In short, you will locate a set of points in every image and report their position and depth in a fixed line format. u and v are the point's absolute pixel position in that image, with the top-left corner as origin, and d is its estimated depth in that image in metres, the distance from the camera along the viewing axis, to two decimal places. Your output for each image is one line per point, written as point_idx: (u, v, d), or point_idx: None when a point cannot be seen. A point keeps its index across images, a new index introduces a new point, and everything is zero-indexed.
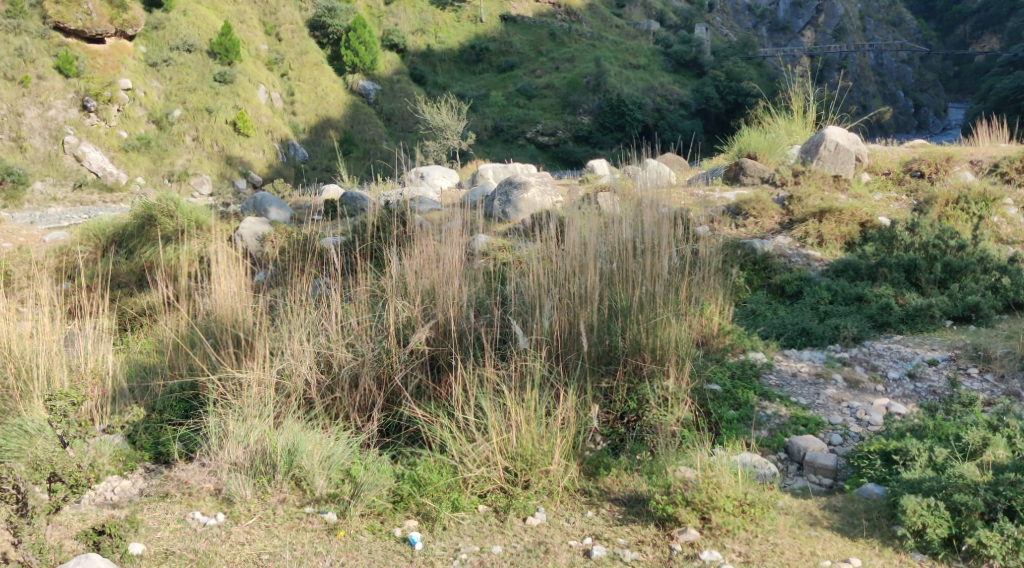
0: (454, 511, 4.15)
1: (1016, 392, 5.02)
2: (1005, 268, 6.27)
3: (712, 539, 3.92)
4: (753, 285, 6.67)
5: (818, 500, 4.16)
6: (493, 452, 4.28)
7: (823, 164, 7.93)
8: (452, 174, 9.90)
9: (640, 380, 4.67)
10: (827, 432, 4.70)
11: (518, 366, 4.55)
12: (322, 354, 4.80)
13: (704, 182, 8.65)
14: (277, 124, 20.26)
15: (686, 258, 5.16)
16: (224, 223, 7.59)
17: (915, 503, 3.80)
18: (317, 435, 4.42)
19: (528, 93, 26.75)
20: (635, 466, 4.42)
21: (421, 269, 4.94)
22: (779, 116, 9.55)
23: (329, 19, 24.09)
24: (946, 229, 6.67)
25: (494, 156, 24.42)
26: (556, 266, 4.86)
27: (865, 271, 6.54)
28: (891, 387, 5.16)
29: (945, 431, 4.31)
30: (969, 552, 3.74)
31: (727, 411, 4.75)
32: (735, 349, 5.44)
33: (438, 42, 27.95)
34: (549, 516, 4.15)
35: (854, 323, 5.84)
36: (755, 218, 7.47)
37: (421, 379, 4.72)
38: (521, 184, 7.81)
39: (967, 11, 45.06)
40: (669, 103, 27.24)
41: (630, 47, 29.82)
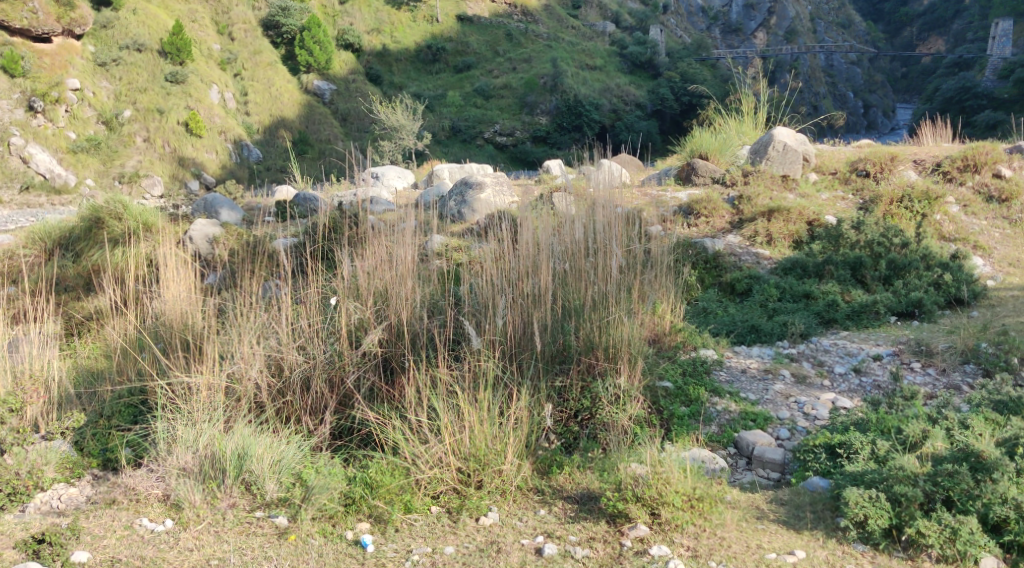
0: (406, 513, 4.16)
1: (956, 384, 5.15)
2: (947, 265, 6.42)
3: (661, 535, 3.97)
4: (705, 283, 6.74)
5: (764, 494, 4.23)
6: (446, 453, 4.29)
7: (771, 164, 8.05)
8: (407, 174, 9.88)
9: (593, 378, 4.71)
10: (776, 427, 4.78)
11: (471, 366, 4.56)
12: (273, 357, 4.75)
13: (657, 183, 8.74)
14: (230, 125, 20.04)
15: (637, 257, 5.20)
16: (174, 226, 7.51)
17: (856, 495, 3.87)
18: (267, 439, 4.38)
19: (485, 93, 26.82)
20: (588, 464, 4.45)
21: (373, 270, 4.92)
22: (730, 116, 9.69)
23: (283, 19, 23.88)
24: (890, 227, 6.78)
25: (450, 157, 24.39)
26: (509, 266, 4.86)
27: (812, 268, 6.65)
28: (836, 382, 5.26)
29: (887, 424, 4.41)
30: (908, 541, 3.82)
31: (677, 408, 4.81)
32: (686, 346, 5.49)
33: (394, 41, 27.76)
34: (502, 516, 4.17)
35: (801, 319, 5.96)
36: (706, 217, 7.55)
37: (374, 381, 4.70)
38: (476, 183, 7.81)
39: (914, 13, 46.11)
40: (625, 104, 27.49)
41: (586, 47, 29.99)
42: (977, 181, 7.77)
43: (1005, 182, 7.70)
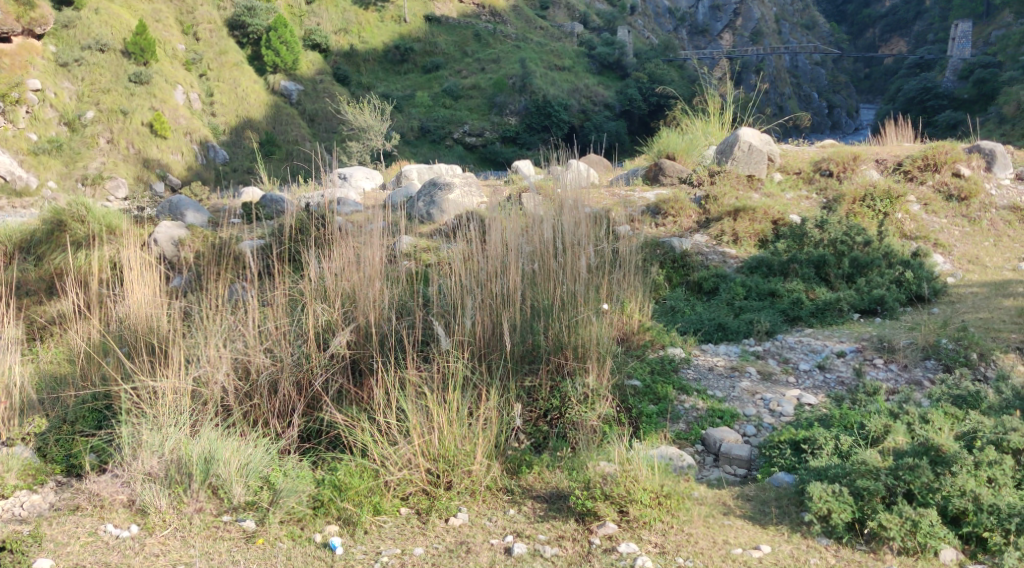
0: (376, 515, 4.15)
1: (917, 380, 5.24)
2: (908, 263, 6.51)
3: (629, 532, 4.00)
4: (673, 282, 6.78)
5: (731, 490, 4.28)
6: (415, 454, 4.29)
7: (737, 165, 8.12)
8: (375, 175, 9.86)
9: (563, 377, 4.73)
10: (742, 424, 4.83)
11: (440, 367, 4.55)
12: (239, 361, 4.72)
13: (625, 183, 8.79)
14: (196, 126, 19.89)
15: (605, 258, 5.23)
16: (138, 229, 7.45)
17: (820, 489, 3.92)
18: (234, 442, 4.35)
19: (454, 94, 26.79)
20: (557, 463, 4.47)
21: (341, 272, 4.90)
22: (697, 117, 9.76)
23: (249, 19, 23.70)
24: (854, 225, 6.86)
25: (420, 157, 24.36)
26: (478, 266, 4.86)
27: (777, 267, 6.74)
28: (801, 378, 5.33)
29: (850, 420, 4.48)
30: (871, 535, 3.87)
31: (646, 406, 4.85)
32: (655, 345, 5.53)
33: (362, 41, 27.56)
34: (471, 516, 4.18)
35: (767, 317, 6.03)
36: (673, 217, 7.60)
37: (342, 383, 4.67)
38: (445, 184, 7.80)
39: (877, 15, 46.73)
40: (594, 104, 27.60)
41: (555, 48, 30.07)
42: (937, 181, 7.84)
43: (964, 180, 7.76)
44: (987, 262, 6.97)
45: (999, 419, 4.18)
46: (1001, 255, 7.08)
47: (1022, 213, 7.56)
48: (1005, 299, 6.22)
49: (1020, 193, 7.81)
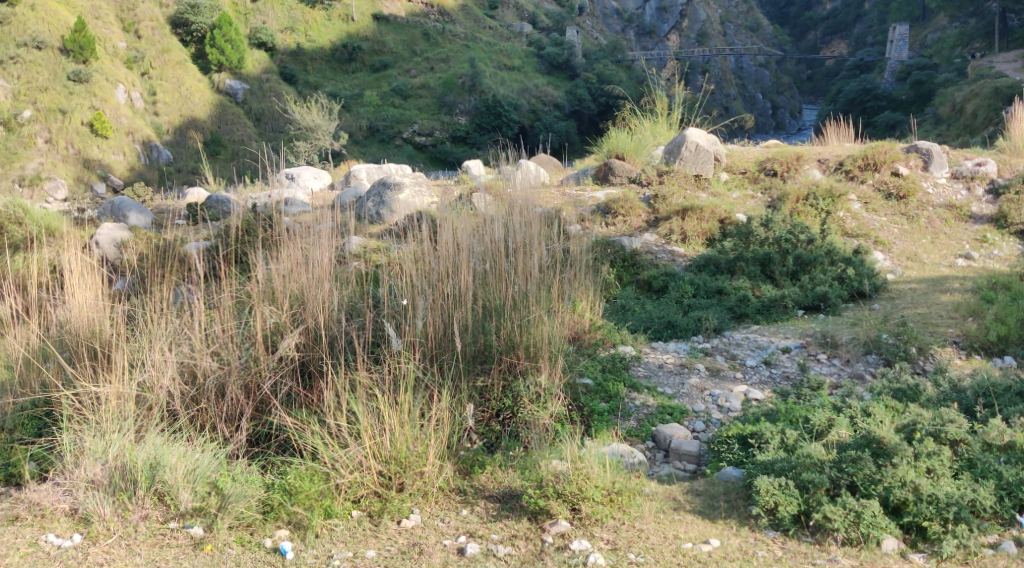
0: (327, 518, 4.13)
1: (860, 373, 5.35)
2: (850, 260, 6.63)
3: (582, 529, 4.02)
4: (623, 281, 6.83)
5: (681, 485, 4.33)
6: (366, 456, 4.27)
7: (684, 164, 8.22)
8: (323, 174, 9.77)
9: (515, 377, 4.74)
10: (692, 420, 4.88)
11: (391, 368, 4.53)
12: (186, 365, 4.65)
13: (574, 182, 8.84)
14: (138, 126, 19.59)
15: (556, 257, 5.26)
16: (78, 231, 7.31)
17: (767, 483, 3.99)
18: (181, 448, 4.29)
19: (403, 93, 26.71)
20: (509, 463, 4.48)
21: (289, 273, 4.85)
22: (645, 117, 9.81)
23: (192, 16, 23.33)
24: (797, 224, 6.98)
25: (369, 157, 24.22)
26: (429, 266, 4.85)
27: (724, 265, 6.82)
28: (748, 374, 5.40)
29: (795, 415, 4.56)
30: (816, 526, 3.92)
31: (598, 404, 4.89)
32: (606, 343, 5.56)
33: (309, 40, 27.29)
34: (423, 518, 4.18)
35: (715, 314, 6.10)
36: (623, 216, 7.64)
37: (291, 386, 4.61)
38: (394, 184, 7.76)
39: (818, 18, 47.65)
40: (544, 104, 27.72)
41: (504, 48, 30.11)
42: (877, 179, 8.01)
43: (903, 180, 7.93)
44: (925, 259, 7.09)
45: (938, 411, 4.29)
46: (939, 252, 7.20)
47: (958, 212, 7.69)
48: (942, 294, 6.38)
49: (956, 191, 7.95)
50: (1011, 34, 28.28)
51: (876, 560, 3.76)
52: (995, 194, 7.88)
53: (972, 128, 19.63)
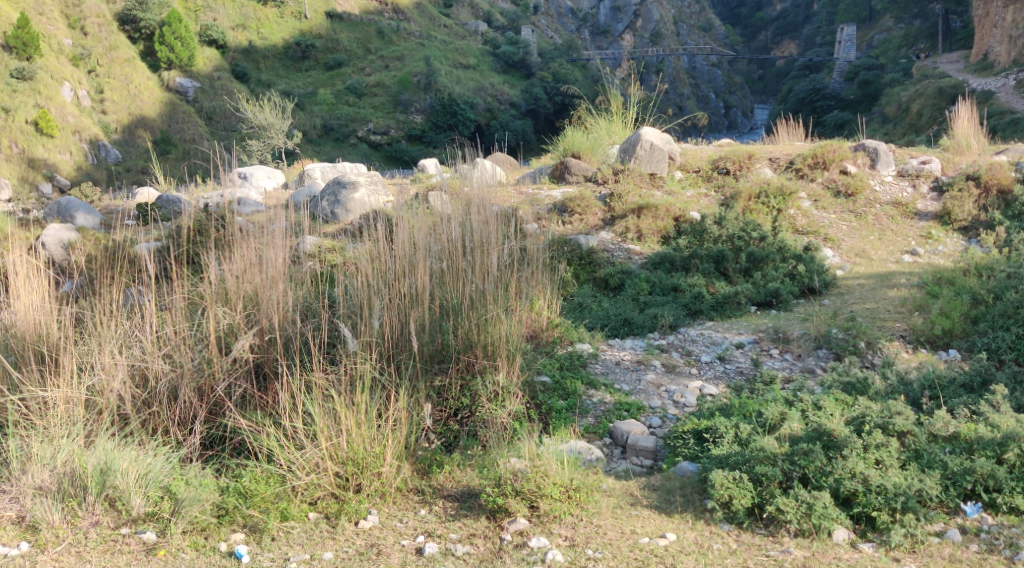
0: (283, 521, 4.09)
1: (811, 367, 5.43)
2: (801, 256, 6.73)
3: (540, 527, 4.02)
4: (579, 279, 6.86)
5: (638, 480, 4.36)
6: (322, 458, 4.23)
7: (639, 163, 8.28)
8: (276, 174, 9.67)
9: (472, 376, 4.74)
10: (648, 416, 4.91)
11: (347, 369, 4.49)
12: (137, 368, 4.58)
13: (531, 182, 8.85)
14: (85, 124, 19.40)
15: (513, 256, 5.27)
16: (23, 232, 7.17)
17: (721, 477, 4.02)
18: (132, 452, 4.22)
19: (358, 91, 26.49)
20: (467, 462, 4.47)
21: (242, 273, 4.79)
22: (600, 116, 9.82)
23: (141, 13, 22.98)
24: (750, 221, 7.07)
25: (323, 156, 24.09)
26: (385, 266, 4.82)
27: (679, 262, 6.87)
28: (703, 369, 5.45)
29: (749, 408, 4.61)
30: (769, 518, 3.97)
31: (556, 402, 4.90)
32: (564, 341, 5.57)
33: (261, 38, 27.02)
34: (381, 518, 4.16)
35: (670, 311, 6.15)
36: (579, 215, 7.66)
37: (245, 388, 4.55)
38: (349, 183, 7.71)
39: (769, 18, 48.27)
40: (499, 103, 27.78)
41: (459, 47, 30.09)
42: (826, 177, 8.13)
43: (851, 177, 8.06)
44: (873, 254, 7.18)
45: (887, 404, 4.36)
46: (886, 248, 7.30)
47: (904, 209, 7.82)
48: (889, 290, 6.49)
49: (902, 189, 8.09)
50: (954, 36, 28.93)
51: (828, 551, 3.80)
52: (939, 191, 8.03)
53: (917, 127, 20.05)
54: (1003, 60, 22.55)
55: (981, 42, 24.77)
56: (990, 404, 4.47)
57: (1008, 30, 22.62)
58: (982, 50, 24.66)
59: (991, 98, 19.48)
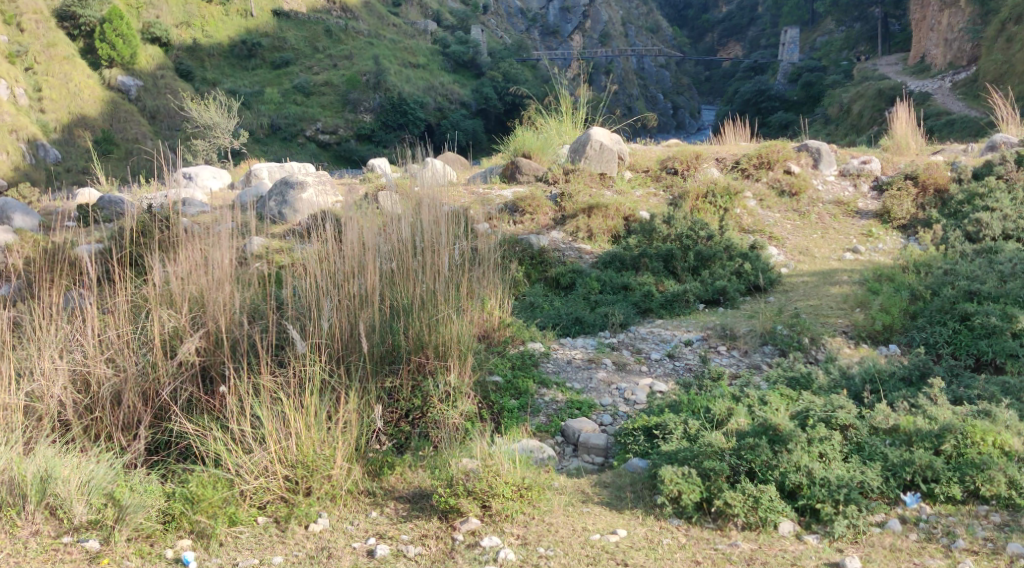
0: (231, 525, 4.04)
1: (757, 364, 5.50)
2: (747, 254, 6.80)
3: (491, 526, 4.02)
4: (531, 278, 6.86)
5: (590, 478, 4.37)
6: (271, 461, 4.18)
7: (589, 163, 8.31)
8: (223, 173, 9.55)
9: (423, 376, 4.70)
10: (599, 414, 4.93)
11: (296, 371, 4.43)
12: (78, 372, 4.49)
13: (481, 181, 8.84)
14: (22, 123, 19.17)
15: (463, 256, 5.25)
16: None
17: (671, 472, 4.04)
18: (74, 459, 4.14)
19: (306, 90, 26.34)
20: (419, 463, 4.45)
21: (187, 275, 4.70)
22: (550, 116, 9.83)
23: (80, 9, 22.56)
24: (698, 220, 7.13)
25: (270, 155, 23.91)
26: (334, 266, 4.76)
27: (629, 261, 6.91)
28: (653, 367, 5.49)
29: (698, 405, 4.65)
30: (718, 512, 4.00)
31: (507, 401, 4.89)
32: (515, 340, 5.56)
33: (206, 35, 26.53)
34: (332, 521, 4.12)
35: (620, 309, 6.19)
36: (530, 214, 7.66)
37: (192, 392, 4.47)
38: (297, 183, 7.63)
39: (715, 20, 48.85)
40: (449, 102, 27.81)
41: (408, 46, 29.99)
42: (770, 177, 8.22)
43: (795, 177, 8.16)
44: (816, 252, 7.29)
45: (830, 398, 4.45)
46: (829, 246, 7.40)
47: (846, 208, 7.97)
48: (832, 287, 6.58)
49: (843, 188, 8.25)
50: (892, 38, 29.59)
51: (774, 543, 3.85)
52: (879, 190, 8.19)
53: (858, 127, 20.44)
54: (940, 63, 23.12)
55: (919, 44, 25.36)
56: (928, 397, 4.56)
57: (943, 34, 23.19)
58: (920, 53, 25.23)
59: (928, 99, 19.94)
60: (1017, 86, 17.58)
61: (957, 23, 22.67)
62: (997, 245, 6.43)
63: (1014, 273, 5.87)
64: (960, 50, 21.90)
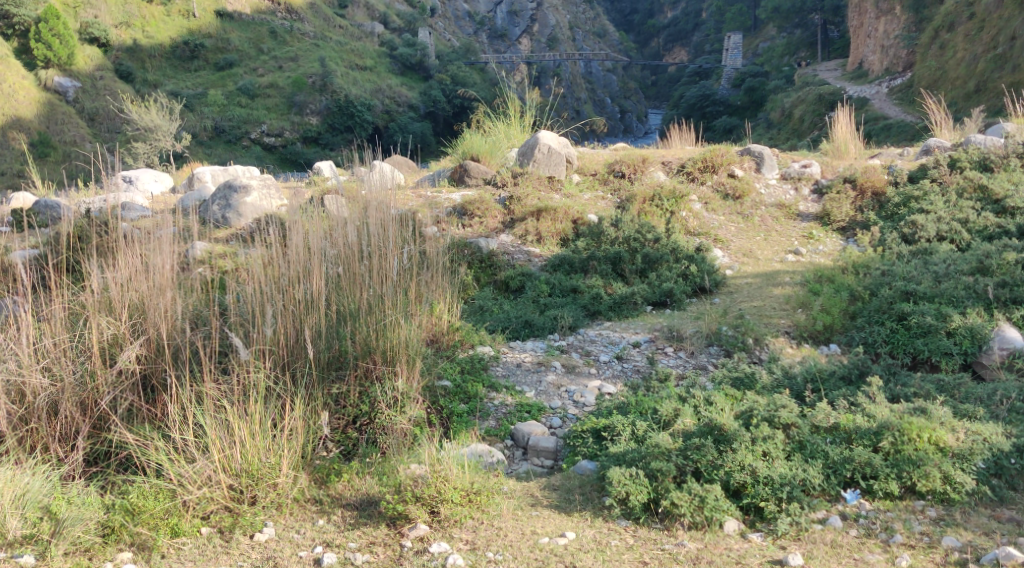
0: (173, 537, 3.98)
1: (703, 365, 5.54)
2: (693, 257, 6.86)
3: (440, 532, 4.00)
4: (480, 282, 6.83)
5: (539, 481, 4.37)
6: (215, 470, 4.11)
7: (538, 166, 8.31)
8: (165, 177, 9.39)
9: (371, 383, 4.65)
10: (549, 417, 4.93)
11: (240, 379, 4.35)
12: (12, 382, 4.33)
13: (429, 184, 8.80)
14: None
15: (411, 260, 5.21)
16: None
17: (618, 474, 4.07)
18: (8, 471, 4.01)
19: (250, 92, 25.94)
20: (366, 469, 4.40)
21: (127, 281, 4.58)
22: (498, 118, 9.81)
23: (15, 8, 22.06)
24: (645, 223, 7.18)
25: (214, 159, 23.67)
26: (279, 272, 4.68)
27: (578, 264, 6.94)
28: (602, 369, 5.51)
29: (645, 406, 4.67)
30: (665, 513, 4.02)
31: (457, 406, 4.85)
32: (464, 344, 5.54)
33: (146, 36, 26.09)
34: (278, 530, 4.07)
35: (569, 312, 6.20)
36: (479, 218, 7.64)
37: (133, 401, 4.38)
38: (241, 187, 7.52)
39: (661, 25, 49.43)
40: (398, 105, 27.73)
41: (355, 48, 29.82)
42: (715, 181, 8.29)
43: (738, 180, 8.26)
44: (759, 254, 7.38)
45: (772, 398, 4.50)
46: (771, 248, 7.50)
47: (787, 210, 8.09)
48: (776, 288, 6.67)
49: (785, 191, 8.36)
50: (832, 44, 30.18)
51: (719, 542, 3.88)
52: (819, 193, 8.33)
53: (800, 132, 20.75)
54: (877, 68, 23.64)
55: (857, 51, 25.91)
56: (867, 395, 4.64)
57: (880, 40, 23.72)
58: (858, 59, 25.76)
59: (866, 104, 20.36)
60: (950, 92, 18.02)
61: (893, 30, 23.20)
62: (932, 247, 6.58)
63: (947, 274, 6.01)
64: (896, 56, 22.41)
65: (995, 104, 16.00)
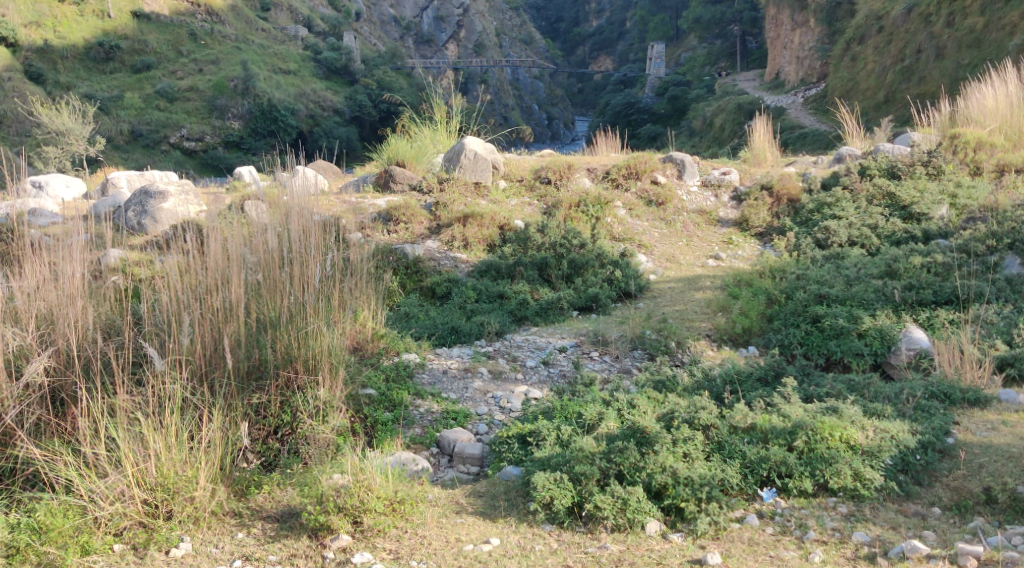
0: (84, 555, 3.87)
1: (628, 368, 5.58)
2: (617, 262, 6.94)
3: (363, 541, 3.94)
4: (406, 288, 6.80)
5: (464, 488, 4.34)
6: (128, 485, 3.99)
7: (463, 172, 8.29)
8: (76, 182, 9.10)
9: (292, 392, 4.57)
10: (474, 423, 4.90)
11: (155, 390, 4.22)
12: None
13: (355, 189, 8.69)
14: None
15: (335, 266, 5.13)
16: None
17: (542, 478, 4.07)
18: None
19: (169, 96, 25.55)
20: (288, 480, 4.33)
21: (34, 290, 4.39)
22: (423, 124, 9.76)
23: None
24: (570, 229, 7.22)
25: (131, 163, 23.23)
26: (196, 279, 4.56)
27: (505, 270, 6.94)
28: (528, 374, 5.51)
29: (570, 410, 4.68)
30: (588, 516, 4.04)
31: (382, 414, 4.79)
32: (390, 352, 5.46)
33: (58, 36, 25.34)
34: (195, 545, 3.97)
35: (496, 318, 6.21)
36: (404, 224, 7.61)
37: (40, 414, 4.21)
38: (157, 193, 7.35)
39: (586, 34, 49.89)
40: (322, 109, 27.34)
41: (278, 52, 29.42)
42: (639, 187, 8.38)
43: (661, 187, 8.36)
44: (681, 259, 7.48)
45: (693, 399, 4.55)
46: (693, 253, 7.62)
47: (708, 216, 8.22)
48: (697, 292, 6.77)
49: (705, 198, 8.49)
50: (750, 55, 30.86)
51: (641, 543, 3.90)
52: (739, 200, 8.48)
53: (720, 140, 21.16)
54: (793, 79, 24.26)
55: (774, 62, 26.55)
56: (782, 396, 4.72)
57: (796, 51, 24.36)
58: (774, 70, 26.38)
59: (783, 112, 20.82)
60: (862, 101, 18.53)
61: (807, 42, 23.86)
62: (844, 251, 6.75)
63: (858, 277, 6.20)
64: (811, 68, 23.05)
65: (904, 114, 16.51)
